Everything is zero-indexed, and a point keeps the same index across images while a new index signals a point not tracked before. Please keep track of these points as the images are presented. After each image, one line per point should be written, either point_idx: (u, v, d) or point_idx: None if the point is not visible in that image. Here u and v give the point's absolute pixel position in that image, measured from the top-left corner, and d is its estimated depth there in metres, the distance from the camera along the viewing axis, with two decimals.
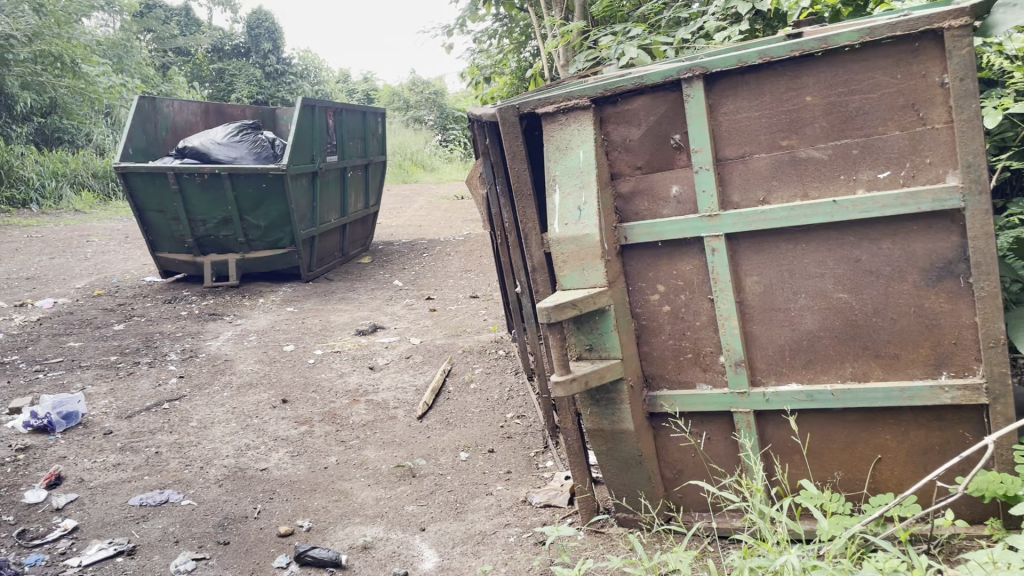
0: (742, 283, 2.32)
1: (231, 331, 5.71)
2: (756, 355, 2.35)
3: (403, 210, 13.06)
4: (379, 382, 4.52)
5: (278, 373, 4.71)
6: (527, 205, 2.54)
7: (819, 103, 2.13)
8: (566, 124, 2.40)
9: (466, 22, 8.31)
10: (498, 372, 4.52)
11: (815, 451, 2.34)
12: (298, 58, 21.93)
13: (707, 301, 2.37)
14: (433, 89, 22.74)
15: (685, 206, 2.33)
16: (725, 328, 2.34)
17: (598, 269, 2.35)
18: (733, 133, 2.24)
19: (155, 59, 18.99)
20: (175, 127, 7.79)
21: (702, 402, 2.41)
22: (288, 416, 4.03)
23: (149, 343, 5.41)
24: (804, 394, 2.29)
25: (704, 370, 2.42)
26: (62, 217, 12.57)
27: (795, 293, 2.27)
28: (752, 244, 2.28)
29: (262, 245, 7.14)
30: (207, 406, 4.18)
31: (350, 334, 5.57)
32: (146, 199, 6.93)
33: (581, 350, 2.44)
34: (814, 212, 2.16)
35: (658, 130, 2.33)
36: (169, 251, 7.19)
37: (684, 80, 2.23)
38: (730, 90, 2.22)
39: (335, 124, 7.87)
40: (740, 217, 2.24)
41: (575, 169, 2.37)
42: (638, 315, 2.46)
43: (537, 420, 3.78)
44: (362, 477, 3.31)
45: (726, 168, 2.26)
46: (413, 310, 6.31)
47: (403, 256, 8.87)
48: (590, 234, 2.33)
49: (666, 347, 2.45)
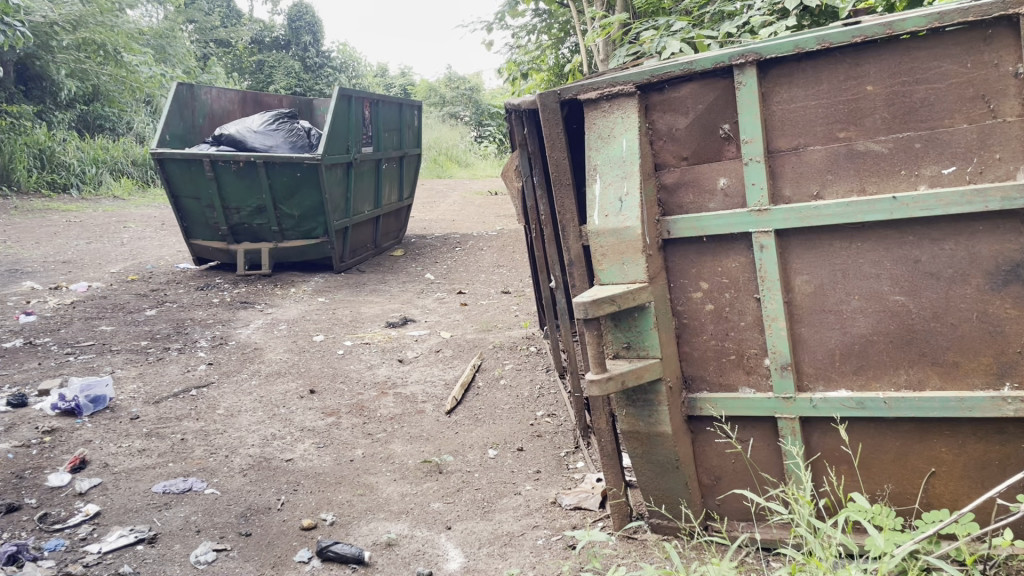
0: (792, 283, 2.20)
1: (262, 320, 5.69)
2: (804, 359, 2.23)
3: (436, 205, 13.01)
4: (408, 375, 4.46)
5: (306, 363, 4.66)
6: (565, 196, 2.44)
7: (880, 93, 2.00)
8: (609, 111, 2.30)
9: (505, 17, 8.22)
10: (530, 369, 4.42)
11: (864, 462, 2.22)
12: (336, 51, 22.02)
13: (753, 300, 2.25)
14: (469, 85, 22.69)
15: (733, 200, 2.22)
16: (771, 329, 2.22)
17: (639, 264, 2.24)
18: (786, 123, 2.12)
19: (197, 49, 19.17)
20: (212, 115, 7.80)
21: (745, 406, 2.30)
22: (316, 407, 3.98)
23: (180, 329, 5.41)
24: (855, 401, 2.16)
25: (747, 373, 2.31)
26: (101, 203, 12.73)
27: (848, 294, 2.14)
28: (803, 241, 2.16)
29: (294, 235, 7.12)
30: (235, 394, 4.14)
31: (380, 326, 5.52)
32: (182, 185, 6.94)
33: (618, 349, 2.33)
34: (871, 209, 2.04)
35: (706, 120, 2.22)
36: (203, 237, 7.21)
37: (736, 67, 2.11)
38: (785, 78, 2.10)
39: (371, 115, 7.83)
40: (792, 213, 2.12)
41: (617, 158, 2.27)
42: (679, 313, 2.35)
43: (568, 419, 3.68)
44: (388, 471, 3.23)
45: (778, 161, 2.14)
46: (443, 304, 6.24)
47: (435, 249, 8.81)
48: (631, 227, 2.23)
49: (707, 347, 2.34)
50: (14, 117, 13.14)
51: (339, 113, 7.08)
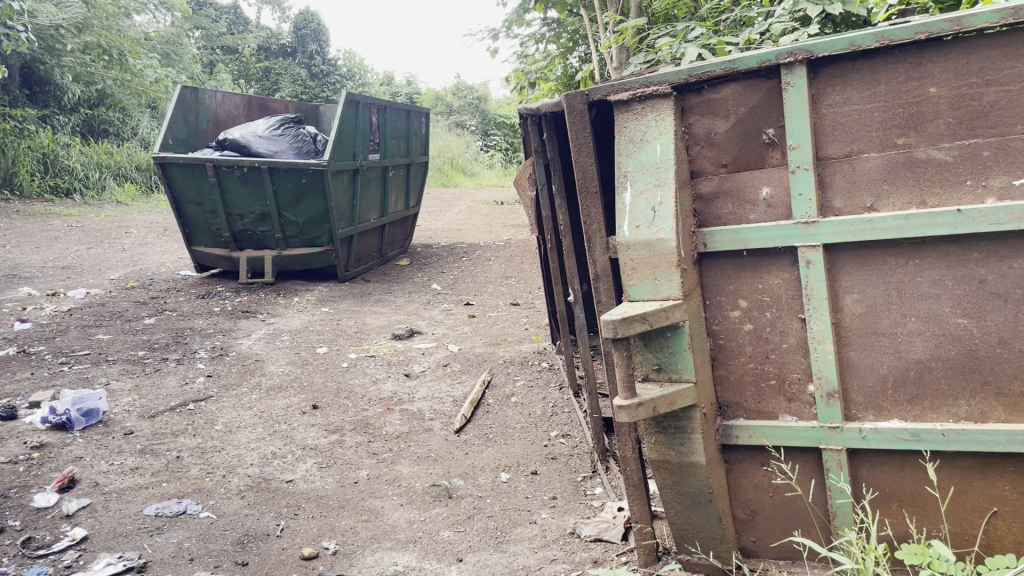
0: (840, 303, 2.02)
1: (264, 330, 5.51)
2: (853, 385, 2.04)
3: (441, 214, 12.84)
4: (415, 391, 4.27)
5: (308, 376, 4.48)
6: (592, 204, 2.26)
7: (944, 96, 1.83)
8: (641, 114, 2.13)
9: (512, 27, 8.07)
10: (542, 386, 4.23)
11: (917, 498, 2.03)
12: (343, 60, 21.93)
13: (797, 320, 2.07)
14: (476, 94, 22.58)
15: (777, 210, 2.04)
16: (817, 352, 2.04)
17: (673, 279, 2.06)
18: (838, 128, 1.94)
19: (204, 56, 19.07)
20: (217, 119, 7.65)
21: (786, 436, 2.12)
22: (318, 423, 3.79)
23: (179, 339, 5.23)
24: (909, 433, 1.98)
25: (789, 400, 2.12)
26: (105, 208, 12.59)
27: (903, 315, 1.96)
28: (854, 257, 1.98)
29: (299, 243, 6.95)
30: (234, 409, 3.96)
31: (385, 338, 5.33)
32: (184, 190, 6.78)
33: (648, 371, 2.15)
34: (933, 223, 1.85)
35: (749, 124, 2.05)
36: (205, 244, 7.05)
37: (784, 66, 1.94)
38: (837, 79, 1.93)
39: (378, 122, 7.67)
40: (843, 226, 1.94)
41: (649, 164, 2.09)
42: (714, 332, 2.17)
43: (584, 440, 3.49)
44: (395, 495, 3.04)
45: (828, 169, 1.97)
46: (451, 316, 6.06)
47: (442, 259, 8.64)
48: (665, 239, 2.04)
49: (745, 370, 2.16)
50: (18, 121, 13.00)
51: (347, 118, 6.92)
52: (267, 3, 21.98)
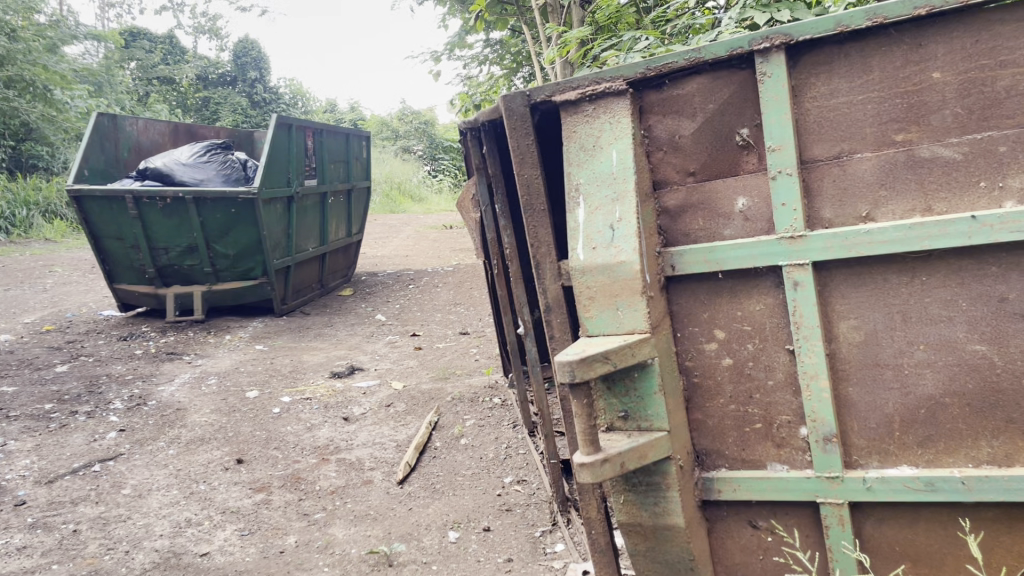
0: (834, 330, 1.71)
1: (189, 373, 5.04)
2: (853, 426, 1.73)
3: (388, 240, 12.40)
4: (354, 436, 3.87)
5: (234, 426, 4.03)
6: (539, 224, 1.92)
7: (949, 82, 1.54)
8: (593, 116, 1.81)
9: (453, 49, 7.79)
10: (494, 424, 3.87)
11: (933, 557, 1.72)
12: (283, 88, 21.47)
13: (784, 352, 1.76)
14: (423, 119, 22.23)
15: (756, 223, 1.73)
16: (810, 391, 1.72)
17: (638, 308, 1.74)
18: (825, 125, 1.64)
19: (138, 87, 18.36)
20: (139, 147, 7.17)
21: (777, 489, 1.79)
22: (242, 481, 3.37)
23: (93, 388, 4.73)
24: (922, 482, 1.67)
25: (778, 446, 1.80)
26: (30, 246, 11.87)
27: (910, 343, 1.66)
28: (849, 276, 1.68)
29: (230, 276, 6.49)
30: (147, 468, 3.51)
31: (324, 377, 4.91)
32: (102, 225, 6.28)
33: (612, 419, 1.82)
34: (943, 233, 1.55)
35: (719, 123, 1.74)
36: (128, 282, 6.54)
37: (759, 53, 1.64)
38: (821, 67, 1.63)
39: (315, 146, 7.26)
40: (836, 240, 1.64)
41: (604, 174, 1.78)
42: (687, 370, 1.85)
43: (541, 486, 3.14)
44: (326, 567, 2.64)
45: (814, 174, 1.66)
46: (396, 349, 5.66)
47: (387, 288, 8.23)
48: (627, 262, 1.73)
49: (725, 412, 1.84)
50: None
51: (279, 142, 6.52)
52: (204, 32, 21.37)
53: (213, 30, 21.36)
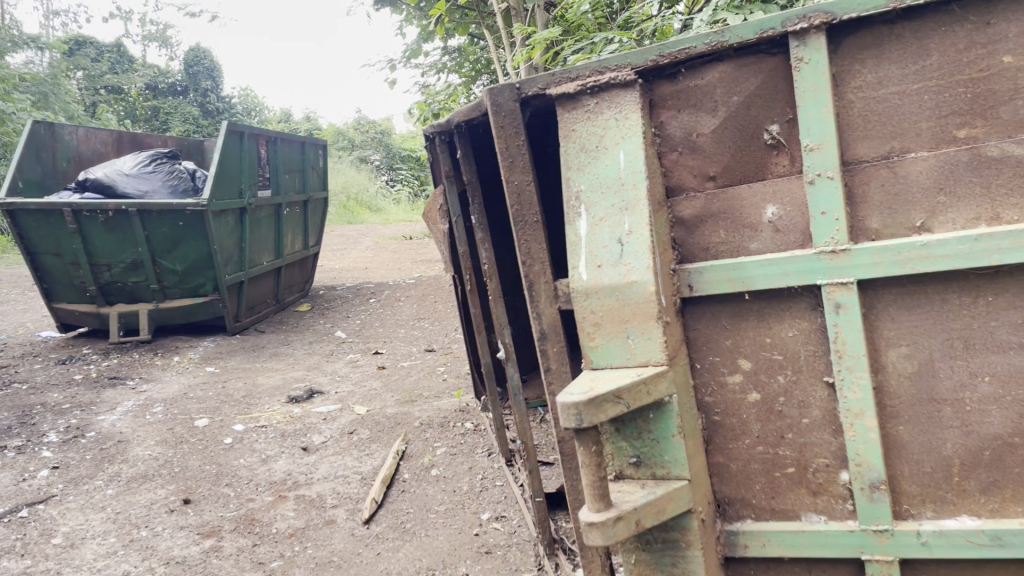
0: (882, 359, 1.46)
1: (133, 401, 4.65)
2: (904, 471, 1.48)
3: (345, 253, 11.98)
4: (314, 470, 3.54)
5: (181, 460, 3.67)
6: (531, 238, 1.65)
7: (1021, 68, 1.31)
8: (595, 112, 1.55)
9: (409, 57, 7.49)
10: (467, 452, 3.57)
11: None
12: (236, 98, 20.89)
13: (822, 385, 1.51)
14: (380, 128, 21.81)
15: (788, 235, 1.47)
16: (854, 430, 1.48)
17: (653, 337, 1.48)
18: (872, 119, 1.40)
19: (83, 97, 17.63)
20: (79, 157, 6.73)
21: (813, 544, 1.53)
22: (188, 525, 3.02)
23: (25, 419, 4.32)
24: (988, 536, 1.42)
25: (814, 494, 1.55)
26: None
27: (971, 374, 1.42)
28: (900, 296, 1.43)
29: (178, 293, 6.09)
30: (82, 513, 3.14)
31: (280, 403, 4.55)
32: (39, 240, 5.84)
33: (622, 465, 1.56)
34: (1016, 246, 1.31)
35: (744, 118, 1.49)
36: (69, 301, 6.11)
37: (795, 36, 1.40)
38: (867, 51, 1.39)
39: (267, 155, 6.89)
40: (886, 254, 1.39)
41: (610, 179, 1.52)
42: (706, 407, 1.60)
43: (523, 524, 2.85)
44: None
45: (858, 178, 1.42)
46: (358, 369, 5.32)
47: (346, 302, 7.87)
48: (639, 281, 1.47)
49: (751, 455, 1.58)
50: None
51: (229, 151, 6.15)
52: (152, 40, 20.67)
53: (162, 39, 20.67)
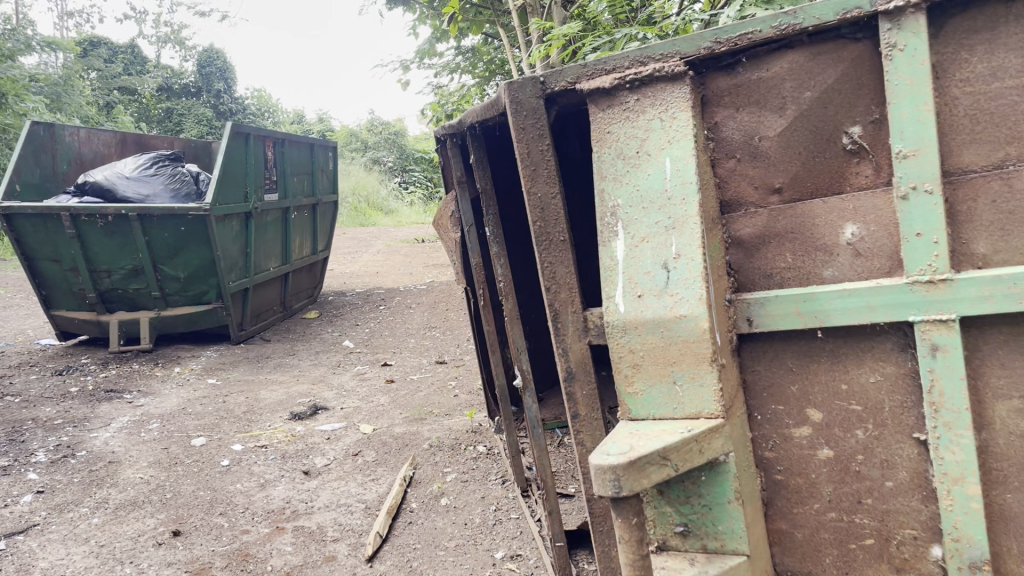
0: (989, 412, 1.19)
1: (129, 417, 4.41)
2: (1014, 548, 1.21)
3: (356, 256, 11.74)
4: (315, 497, 3.29)
5: (175, 484, 3.43)
6: (557, 260, 1.39)
7: None
8: (636, 110, 1.29)
9: (423, 58, 7.24)
10: (478, 479, 3.32)
11: None
12: (249, 99, 20.71)
13: (910, 442, 1.24)
14: (393, 129, 21.57)
15: (873, 261, 1.21)
16: (951, 497, 1.21)
17: (705, 383, 1.22)
18: (983, 120, 1.14)
19: (96, 97, 17.43)
20: (80, 160, 6.53)
21: None
22: (177, 561, 2.78)
23: (15, 436, 4.08)
24: None
25: (897, 572, 1.27)
26: None
27: None
28: (1013, 336, 1.16)
29: (181, 301, 5.87)
30: (63, 545, 2.90)
31: (282, 419, 4.31)
32: (36, 245, 5.63)
33: (666, 534, 1.29)
34: None
35: (819, 119, 1.22)
36: (67, 308, 5.89)
37: (887, 16, 1.13)
38: (976, 34, 1.13)
39: (275, 157, 6.67)
40: (999, 286, 1.12)
41: (653, 191, 1.26)
42: (767, 464, 1.33)
43: (539, 566, 2.59)
44: None
45: (964, 192, 1.15)
46: (365, 382, 5.07)
47: (356, 309, 7.64)
48: (689, 316, 1.21)
49: (821, 523, 1.32)
50: None
51: (233, 153, 5.93)
52: (166, 41, 20.50)
53: (176, 40, 20.49)
